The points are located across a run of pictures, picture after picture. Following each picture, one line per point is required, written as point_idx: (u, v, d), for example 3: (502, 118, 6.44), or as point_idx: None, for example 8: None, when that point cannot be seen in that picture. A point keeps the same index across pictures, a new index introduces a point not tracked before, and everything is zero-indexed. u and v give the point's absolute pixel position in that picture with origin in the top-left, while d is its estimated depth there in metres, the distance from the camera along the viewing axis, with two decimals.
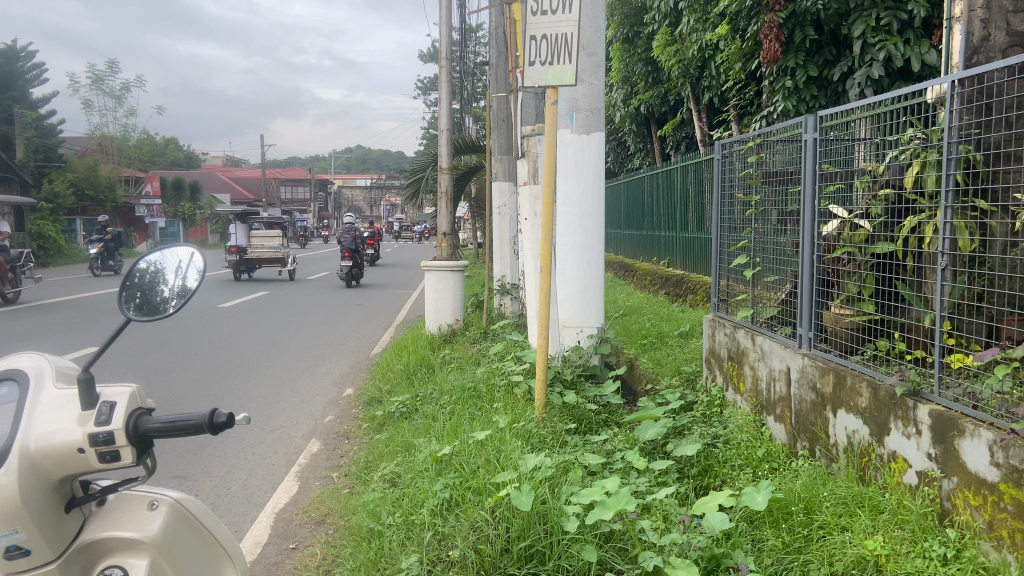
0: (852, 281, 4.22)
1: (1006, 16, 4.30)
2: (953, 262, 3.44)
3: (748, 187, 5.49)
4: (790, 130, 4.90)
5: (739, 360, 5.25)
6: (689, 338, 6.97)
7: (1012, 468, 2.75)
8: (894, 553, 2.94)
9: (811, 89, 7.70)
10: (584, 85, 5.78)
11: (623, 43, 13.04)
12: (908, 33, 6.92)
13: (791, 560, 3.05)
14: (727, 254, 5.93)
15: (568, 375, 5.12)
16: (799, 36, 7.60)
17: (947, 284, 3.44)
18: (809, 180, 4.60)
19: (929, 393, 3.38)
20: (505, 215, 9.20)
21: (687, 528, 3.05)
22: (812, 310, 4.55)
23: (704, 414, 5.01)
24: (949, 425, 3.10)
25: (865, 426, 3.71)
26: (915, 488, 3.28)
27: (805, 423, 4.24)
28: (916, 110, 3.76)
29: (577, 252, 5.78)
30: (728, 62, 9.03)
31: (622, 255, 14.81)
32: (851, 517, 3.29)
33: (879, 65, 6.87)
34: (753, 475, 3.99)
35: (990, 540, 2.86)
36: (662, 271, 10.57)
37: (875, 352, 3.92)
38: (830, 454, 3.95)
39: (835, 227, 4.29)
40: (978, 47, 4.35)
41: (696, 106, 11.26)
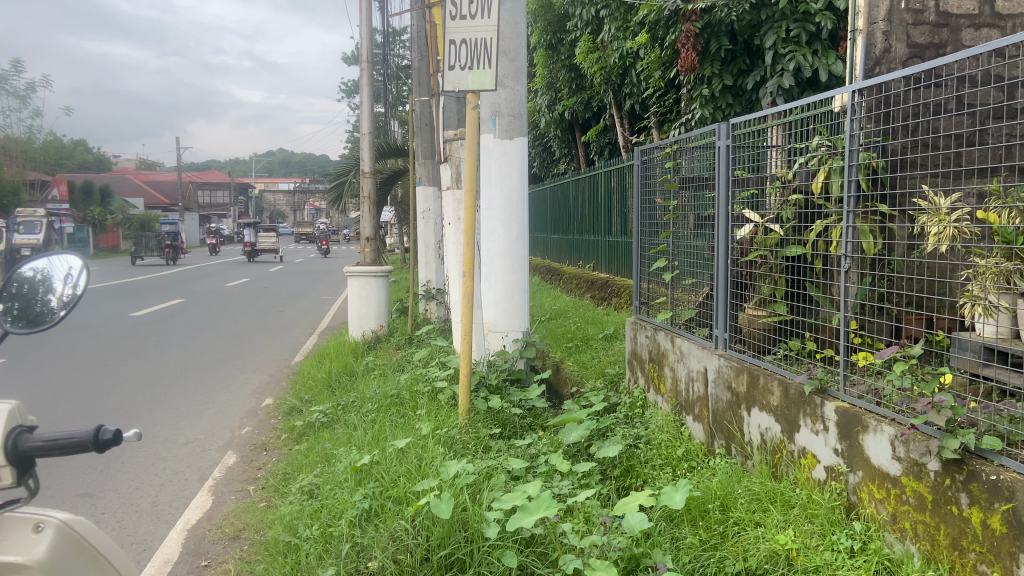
0: (766, 284, 4.36)
1: (906, 29, 4.52)
2: (857, 264, 3.61)
3: (666, 192, 5.62)
4: (705, 137, 5.04)
5: (659, 361, 5.37)
6: (613, 340, 7.08)
7: (912, 461, 2.89)
8: (804, 547, 3.03)
9: (726, 98, 7.94)
10: (506, 90, 5.81)
11: (547, 49, 13.21)
12: (816, 44, 7.20)
13: (708, 556, 3.12)
14: (647, 257, 6.06)
15: (493, 380, 5.11)
16: (715, 46, 7.83)
17: (853, 285, 3.60)
18: (723, 185, 4.74)
19: (835, 391, 3.52)
20: (429, 220, 9.15)
21: (608, 528, 3.09)
22: (727, 311, 4.69)
23: (627, 415, 5.08)
24: (854, 421, 3.24)
25: (777, 424, 3.84)
26: (823, 482, 3.41)
27: (721, 422, 4.37)
28: (823, 118, 3.90)
29: (501, 256, 5.79)
30: (648, 70, 9.21)
31: (548, 260, 14.94)
32: (764, 512, 3.39)
33: (790, 74, 7.14)
34: (673, 474, 4.07)
35: (894, 531, 2.99)
36: (587, 275, 10.71)
37: (787, 352, 4.06)
38: (745, 452, 4.08)
39: (749, 231, 4.41)
40: (880, 59, 4.56)
41: (619, 113, 11.45)
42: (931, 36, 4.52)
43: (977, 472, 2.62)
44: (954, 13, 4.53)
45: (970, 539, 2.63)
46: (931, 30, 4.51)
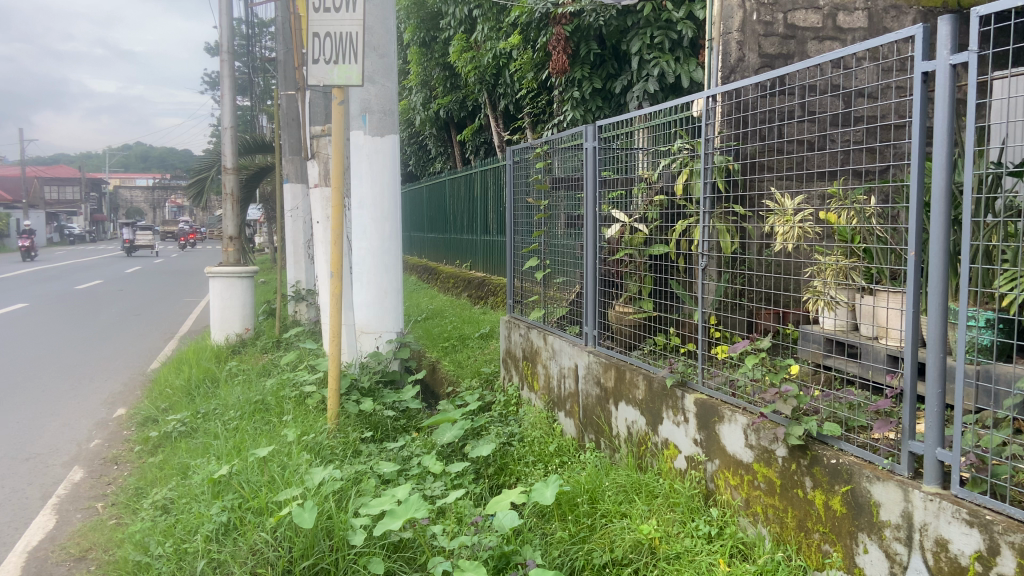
0: (633, 282, 4.53)
1: (758, 40, 4.79)
2: (715, 263, 3.78)
3: (537, 192, 5.70)
4: (572, 139, 5.17)
5: (533, 358, 5.47)
6: (489, 339, 7.11)
7: (763, 448, 3.07)
8: (666, 535, 3.14)
9: (596, 101, 8.16)
10: (376, 86, 5.70)
11: (421, 47, 13.15)
12: (678, 51, 7.52)
13: (577, 549, 3.18)
14: (520, 256, 6.13)
15: (365, 383, 5.00)
16: (585, 49, 8.02)
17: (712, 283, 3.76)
18: (590, 186, 4.87)
19: (694, 383, 3.70)
20: (298, 218, 8.87)
21: (479, 528, 3.09)
22: (595, 309, 4.82)
23: (501, 413, 5.11)
24: (711, 412, 3.41)
25: (641, 417, 3.99)
26: (684, 471, 3.58)
27: (591, 417, 4.50)
28: (682, 122, 4.07)
29: (373, 255, 5.69)
30: (521, 71, 9.34)
31: (424, 259, 14.85)
32: (629, 503, 3.50)
33: (654, 79, 7.43)
34: (544, 470, 4.13)
35: (748, 516, 3.15)
36: (464, 274, 10.73)
37: (652, 347, 4.22)
38: (613, 445, 4.23)
39: (616, 230, 4.54)
40: (735, 67, 4.80)
41: (493, 112, 11.54)
42: (780, 47, 4.82)
43: (819, 456, 2.81)
44: (800, 26, 4.84)
45: (814, 520, 2.81)
46: (780, 42, 4.81)
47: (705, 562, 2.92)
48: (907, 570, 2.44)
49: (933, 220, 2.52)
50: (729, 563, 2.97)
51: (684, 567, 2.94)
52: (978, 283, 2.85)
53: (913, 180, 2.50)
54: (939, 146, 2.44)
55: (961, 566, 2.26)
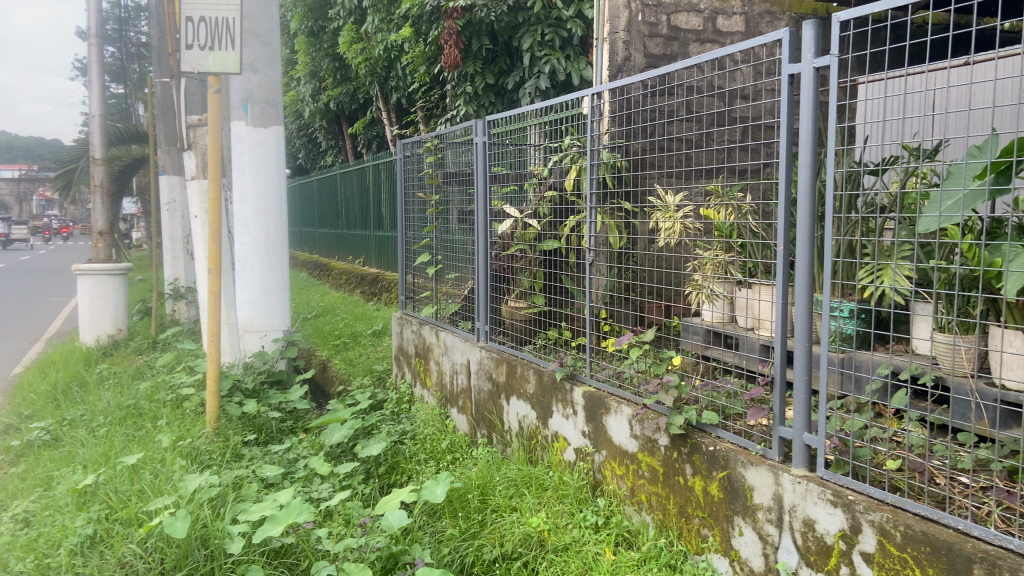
0: (525, 277, 4.51)
1: (643, 40, 4.91)
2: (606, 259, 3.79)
3: (429, 186, 5.64)
4: (462, 134, 5.17)
5: (425, 355, 5.43)
6: (382, 336, 7.00)
7: (646, 438, 3.16)
8: (554, 527, 3.18)
9: (488, 96, 8.17)
10: (258, 75, 5.49)
11: (309, 36, 12.79)
12: (568, 49, 7.62)
13: (467, 546, 3.17)
14: (411, 251, 6.07)
15: (249, 384, 4.81)
16: (477, 44, 8.01)
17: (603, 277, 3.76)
18: (481, 181, 4.89)
19: (582, 376, 3.79)
20: (176, 212, 8.44)
21: (366, 529, 3.02)
22: (487, 304, 4.84)
23: (393, 411, 5.04)
24: (599, 404, 3.48)
25: (532, 411, 4.05)
26: (573, 463, 3.65)
27: (483, 412, 4.53)
28: (572, 119, 4.08)
29: (258, 251, 5.49)
30: (413, 64, 9.24)
31: (316, 256, 14.47)
32: (518, 497, 3.52)
33: (545, 76, 7.51)
34: (436, 467, 4.10)
35: (632, 504, 3.24)
36: (357, 270, 10.53)
37: (543, 342, 4.24)
38: (505, 439, 4.26)
39: (508, 226, 4.55)
40: (622, 66, 4.90)
41: (385, 106, 11.38)
42: (663, 47, 4.96)
43: (698, 444, 2.91)
44: (683, 28, 5.00)
45: (694, 506, 2.91)
46: (664, 43, 4.96)
47: (592, 552, 2.97)
48: (779, 550, 2.56)
49: (798, 217, 2.66)
50: (614, 551, 3.03)
51: (572, 558, 2.97)
52: (843, 275, 3.01)
53: (781, 178, 2.63)
54: (804, 146, 2.57)
55: (827, 545, 2.39)
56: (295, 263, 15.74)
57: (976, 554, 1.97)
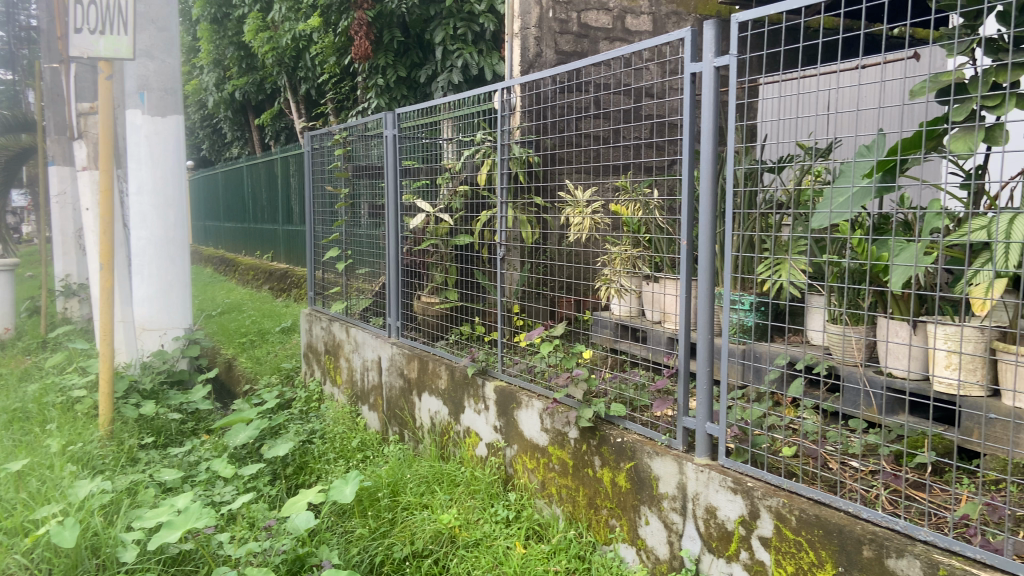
0: (438, 272, 4.49)
1: (554, 37, 4.94)
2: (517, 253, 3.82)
3: (338, 180, 5.53)
4: (372, 126, 5.08)
5: (335, 352, 5.33)
6: (291, 333, 6.82)
7: (556, 431, 3.20)
8: (465, 523, 3.17)
9: (401, 89, 8.06)
10: (155, 63, 5.27)
11: (212, 23, 12.31)
12: (481, 44, 7.61)
13: (376, 545, 3.12)
14: (320, 246, 5.93)
15: (147, 385, 4.59)
16: (388, 36, 7.89)
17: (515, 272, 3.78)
18: (391, 174, 4.82)
19: (495, 371, 3.79)
20: (67, 205, 7.98)
21: (271, 533, 2.92)
22: (398, 300, 4.78)
23: (302, 410, 4.91)
24: (510, 399, 3.50)
25: (444, 407, 4.04)
26: (485, 458, 3.66)
27: (395, 409, 4.49)
28: (485, 113, 4.03)
29: (156, 246, 5.28)
30: (323, 55, 9.02)
31: (221, 251, 13.97)
32: (430, 494, 3.49)
33: (458, 71, 7.47)
34: (346, 466, 4.02)
35: (543, 497, 3.26)
36: (265, 266, 10.23)
37: (456, 338, 4.23)
38: (417, 436, 4.24)
39: (421, 220, 4.50)
40: (534, 62, 4.91)
41: (294, 97, 11.07)
42: (574, 45, 5.01)
43: (607, 436, 2.95)
44: (593, 25, 5.06)
45: (603, 497, 2.95)
46: (574, 40, 5.00)
47: (502, 546, 2.98)
48: (683, 538, 2.62)
49: (700, 213, 2.73)
50: (525, 545, 3.04)
51: (482, 553, 2.97)
52: (744, 269, 3.10)
53: (683, 174, 2.70)
54: (705, 143, 2.66)
55: (728, 531, 2.46)
56: (200, 258, 15.15)
57: (865, 535, 2.07)
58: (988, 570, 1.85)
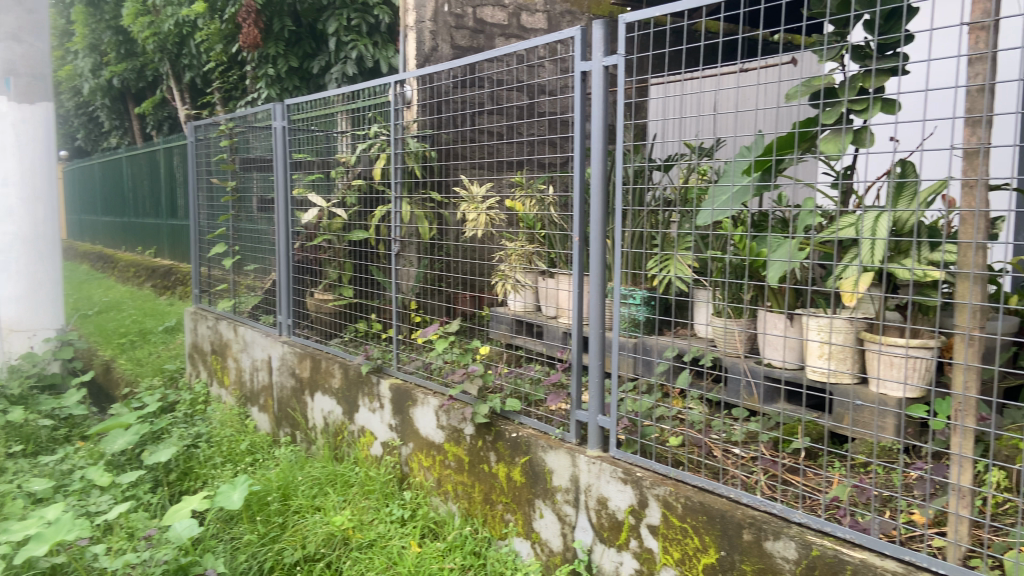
0: (332, 269, 4.39)
1: (450, 31, 4.91)
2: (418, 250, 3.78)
3: (224, 172, 5.32)
4: (259, 116, 4.91)
5: (222, 352, 5.14)
6: (175, 333, 6.50)
7: (452, 428, 3.19)
8: (359, 524, 3.11)
9: (292, 80, 7.84)
10: (23, 46, 5.06)
11: (87, 5, 11.59)
12: (376, 36, 7.48)
13: (265, 551, 3.02)
14: (206, 242, 5.69)
15: (13, 390, 4.27)
16: (278, 25, 7.63)
17: (415, 268, 3.78)
18: (280, 167, 4.68)
19: (389, 368, 3.74)
20: None
21: (151, 542, 2.77)
22: (289, 297, 4.66)
23: (186, 412, 4.69)
24: (406, 396, 3.47)
25: (338, 406, 3.97)
26: (380, 458, 3.62)
27: (285, 410, 4.37)
28: (381, 106, 3.95)
29: (22, 242, 5.03)
30: (209, 42, 8.64)
31: (99, 246, 13.18)
32: (322, 496, 3.41)
33: (352, 63, 7.32)
34: (234, 470, 3.87)
35: (439, 495, 3.25)
36: (148, 262, 9.72)
37: (351, 335, 4.15)
38: (309, 437, 4.14)
39: (315, 215, 4.38)
40: (429, 56, 4.87)
41: (178, 85, 10.55)
42: (470, 40, 5.00)
43: (502, 431, 2.97)
44: (488, 21, 5.06)
45: (498, 492, 2.97)
46: (469, 35, 4.99)
47: (397, 546, 2.94)
48: (575, 529, 2.67)
49: (590, 209, 2.79)
50: (420, 543, 3.02)
51: (377, 554, 2.92)
52: (634, 265, 3.18)
53: (574, 170, 2.74)
54: (596, 139, 2.74)
55: (618, 521, 2.52)
56: (75, 255, 14.23)
57: (745, 519, 2.16)
58: (854, 548, 1.97)
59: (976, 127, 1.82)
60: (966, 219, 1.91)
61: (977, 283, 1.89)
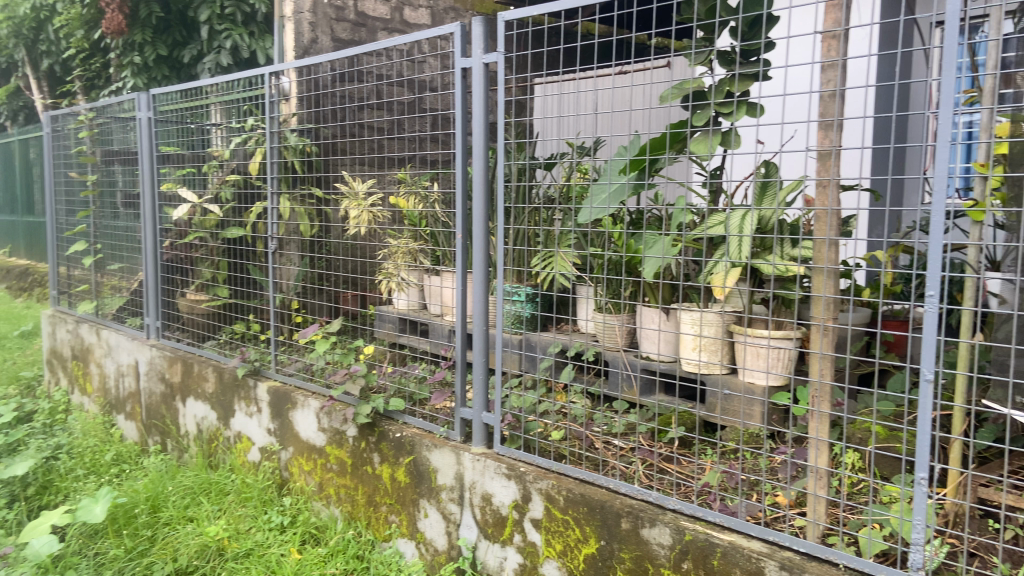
0: (207, 268, 4.20)
1: (330, 23, 4.79)
2: (300, 249, 3.67)
3: (85, 165, 4.99)
4: (123, 106, 4.61)
5: (84, 357, 4.83)
6: (32, 337, 6.04)
7: (334, 430, 3.12)
8: (236, 533, 2.99)
9: (161, 70, 7.46)
10: None
11: None
12: (252, 26, 7.19)
13: (133, 566, 2.86)
14: (64, 240, 5.31)
15: None
16: (146, 11, 7.20)
17: (297, 266, 3.63)
18: (146, 160, 4.42)
19: (267, 371, 3.63)
20: None
21: None
22: (158, 299, 4.42)
23: (43, 423, 4.36)
24: (285, 399, 3.37)
25: (212, 412, 3.81)
26: (257, 464, 3.50)
27: (155, 417, 4.17)
28: (257, 99, 3.76)
29: None
30: (68, 27, 8.06)
31: None
32: (195, 506, 3.26)
33: (226, 53, 7.02)
34: (98, 482, 3.63)
35: (321, 499, 3.17)
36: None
37: (226, 338, 3.95)
38: (181, 445, 3.96)
39: (186, 211, 4.15)
40: (308, 48, 4.73)
41: (34, 73, 9.77)
42: (351, 33, 4.89)
43: (386, 432, 2.93)
44: (370, 15, 4.97)
45: (382, 494, 2.92)
46: (351, 28, 4.88)
47: (276, 554, 2.84)
48: (460, 527, 2.67)
49: (472, 206, 2.80)
50: (301, 550, 2.93)
51: (254, 563, 2.82)
52: (518, 262, 3.20)
53: (456, 168, 2.75)
54: (478, 136, 2.75)
55: (502, 516, 2.54)
56: None
57: (623, 509, 2.22)
58: (724, 531, 2.07)
59: (829, 131, 1.95)
60: (821, 216, 2.03)
61: (830, 277, 2.02)
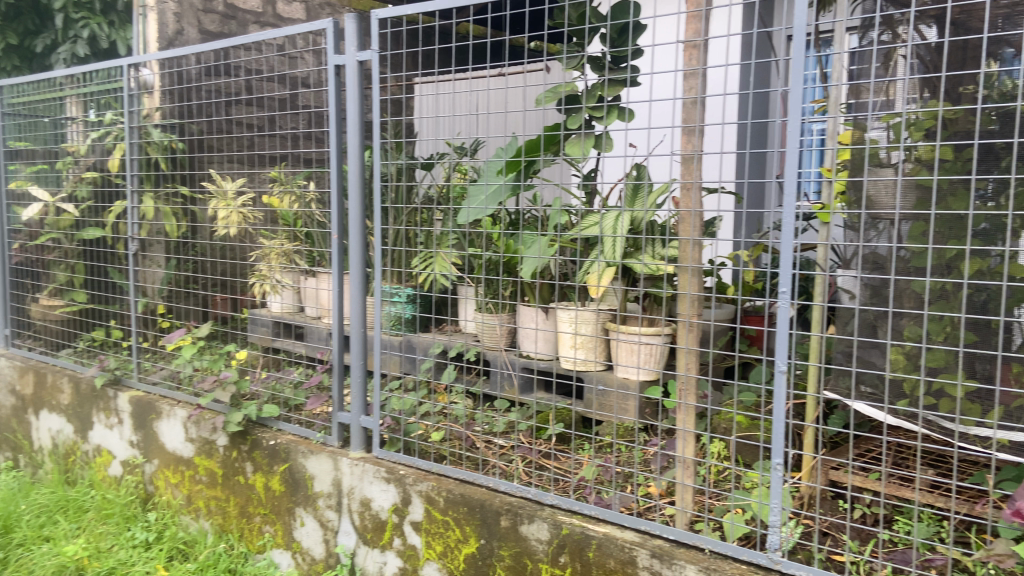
0: (60, 272, 3.91)
1: (197, 15, 4.59)
2: (166, 249, 3.47)
3: None
4: None
5: None
6: None
7: (203, 440, 2.99)
8: (96, 552, 2.82)
9: (11, 59, 6.93)
10: None
11: None
12: (111, 15, 6.74)
13: None
14: None
15: None
16: None
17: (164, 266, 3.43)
18: None
19: (129, 380, 3.42)
20: None
21: None
22: (8, 305, 4.11)
23: None
24: (148, 409, 3.21)
25: (68, 425, 3.60)
26: (120, 478, 3.31)
27: (6, 431, 3.91)
28: (115, 91, 3.56)
29: None
30: None
31: None
32: (50, 526, 3.06)
33: (83, 42, 6.59)
34: None
35: (189, 513, 3.03)
36: None
37: (84, 346, 3.71)
38: (34, 462, 3.70)
39: (37, 211, 3.86)
40: (173, 40, 4.51)
41: None
42: (220, 26, 4.69)
43: (258, 440, 2.83)
44: (240, 8, 4.78)
45: (255, 504, 2.83)
46: (220, 21, 4.68)
47: (140, 573, 2.70)
48: (338, 534, 2.62)
49: (348, 205, 2.77)
50: (167, 567, 2.79)
51: None
52: (397, 262, 3.18)
53: (331, 166, 2.73)
54: (352, 134, 2.72)
55: (381, 520, 2.52)
56: None
57: (502, 506, 2.25)
58: (599, 523, 2.14)
59: (692, 136, 2.05)
60: (684, 218, 2.15)
61: (694, 275, 2.13)
